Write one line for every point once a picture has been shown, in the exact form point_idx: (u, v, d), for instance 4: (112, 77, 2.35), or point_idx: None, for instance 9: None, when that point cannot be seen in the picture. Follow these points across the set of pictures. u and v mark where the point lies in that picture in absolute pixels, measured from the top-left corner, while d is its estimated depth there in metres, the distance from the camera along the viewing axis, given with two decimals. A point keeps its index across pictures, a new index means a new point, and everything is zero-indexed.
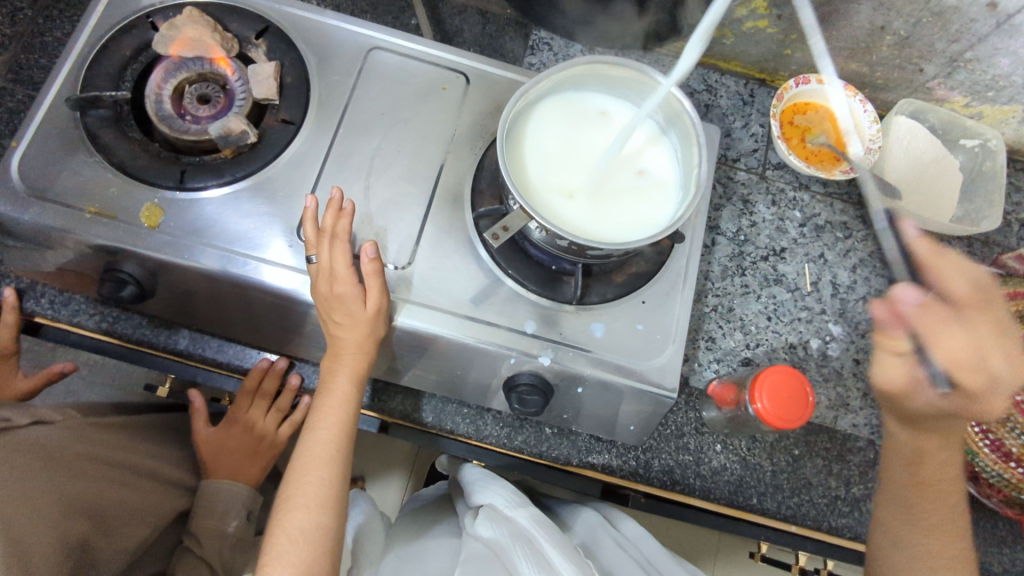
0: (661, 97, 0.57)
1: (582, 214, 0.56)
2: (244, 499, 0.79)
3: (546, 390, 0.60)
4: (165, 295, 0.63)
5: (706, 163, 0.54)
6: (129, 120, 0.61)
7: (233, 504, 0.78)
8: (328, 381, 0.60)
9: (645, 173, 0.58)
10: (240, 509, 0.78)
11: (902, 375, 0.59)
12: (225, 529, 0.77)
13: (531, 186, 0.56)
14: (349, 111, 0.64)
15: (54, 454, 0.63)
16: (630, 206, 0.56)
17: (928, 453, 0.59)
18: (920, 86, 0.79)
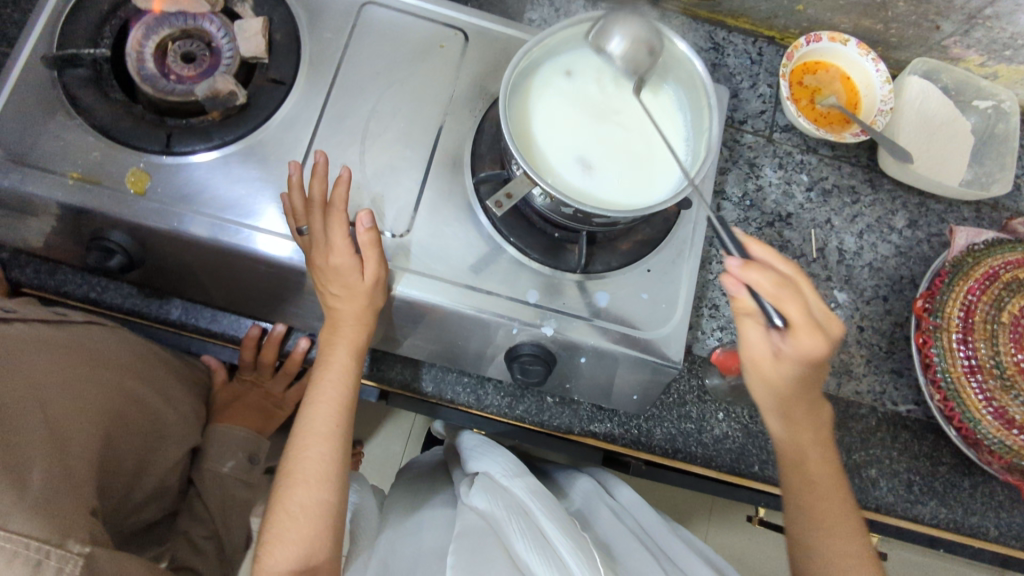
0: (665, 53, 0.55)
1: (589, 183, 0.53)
2: (243, 441, 0.78)
3: (549, 360, 0.59)
4: (154, 264, 0.61)
5: (717, 126, 0.51)
6: (109, 79, 0.58)
7: (231, 445, 0.78)
8: (327, 354, 0.58)
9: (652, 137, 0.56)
10: (236, 450, 0.78)
11: (763, 343, 0.53)
12: (220, 469, 0.77)
13: (534, 155, 0.53)
14: (342, 70, 0.61)
15: (92, 365, 0.59)
16: (637, 172, 0.54)
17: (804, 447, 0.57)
18: (935, 45, 0.76)
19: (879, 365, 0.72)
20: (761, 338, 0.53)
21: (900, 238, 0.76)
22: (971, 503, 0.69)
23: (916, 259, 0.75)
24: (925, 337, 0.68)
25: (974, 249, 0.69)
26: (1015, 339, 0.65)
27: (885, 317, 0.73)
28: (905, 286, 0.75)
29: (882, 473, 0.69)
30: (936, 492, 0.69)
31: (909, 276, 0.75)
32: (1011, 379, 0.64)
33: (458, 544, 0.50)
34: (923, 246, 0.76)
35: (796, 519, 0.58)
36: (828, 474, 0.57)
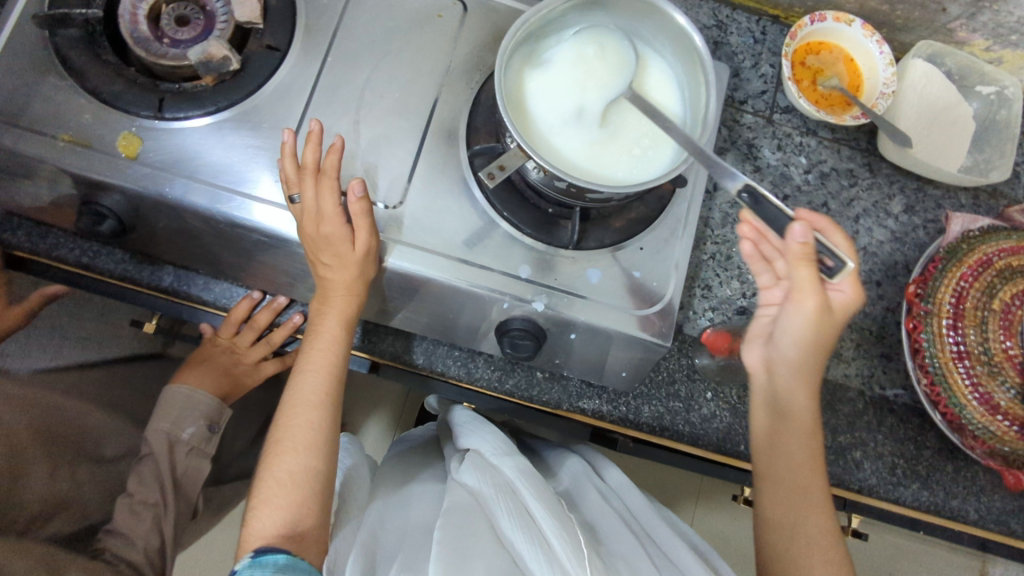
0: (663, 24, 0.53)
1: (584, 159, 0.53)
2: (200, 406, 0.85)
3: (538, 335, 0.59)
4: (146, 230, 0.61)
5: (714, 103, 0.50)
6: (102, 42, 0.58)
7: (187, 408, 0.85)
8: (317, 323, 0.58)
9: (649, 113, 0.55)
10: (194, 415, 0.85)
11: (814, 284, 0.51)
12: (178, 432, 0.85)
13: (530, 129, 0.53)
14: (338, 38, 0.60)
15: None
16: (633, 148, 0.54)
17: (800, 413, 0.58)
18: (940, 27, 0.75)
19: (869, 350, 0.73)
20: (806, 288, 0.51)
21: (896, 223, 0.76)
22: (952, 487, 0.70)
23: (911, 245, 0.75)
24: (915, 323, 0.68)
25: (970, 235, 0.69)
26: (1005, 327, 0.65)
27: (877, 302, 0.73)
28: (899, 272, 0.75)
29: (866, 456, 0.70)
30: (918, 476, 0.70)
31: (903, 261, 0.75)
32: (998, 365, 0.64)
33: (445, 520, 0.51)
34: (919, 232, 0.75)
35: (775, 495, 0.60)
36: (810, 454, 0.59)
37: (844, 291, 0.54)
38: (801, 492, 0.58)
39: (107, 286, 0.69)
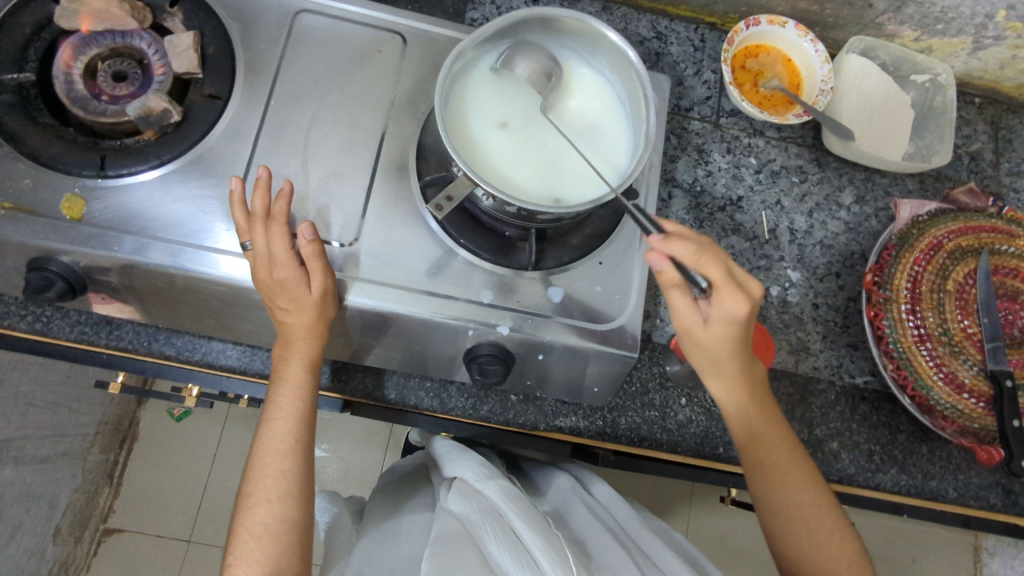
0: (600, 44, 0.54)
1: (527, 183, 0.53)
2: None
3: (507, 359, 0.59)
4: (97, 289, 0.59)
5: (653, 118, 0.51)
6: (38, 105, 0.57)
7: None
8: (280, 370, 0.58)
9: (590, 136, 0.56)
10: None
11: (691, 315, 0.52)
12: None
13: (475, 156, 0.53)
14: (279, 82, 0.60)
15: None
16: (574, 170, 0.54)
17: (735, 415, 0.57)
18: (870, 22, 0.77)
19: (835, 340, 0.74)
20: (688, 307, 0.51)
21: (849, 214, 0.78)
22: (930, 468, 0.71)
23: (865, 234, 0.77)
24: (876, 310, 0.70)
25: (919, 219, 0.72)
26: (960, 306, 0.67)
27: (838, 293, 0.75)
28: (856, 261, 0.76)
29: (844, 446, 0.71)
30: (895, 460, 0.71)
31: (859, 251, 0.77)
32: (959, 344, 0.66)
33: (434, 548, 0.50)
34: (871, 221, 0.78)
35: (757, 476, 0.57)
36: (780, 451, 0.57)
37: (728, 303, 0.50)
38: (768, 473, 0.56)
39: (66, 349, 0.67)
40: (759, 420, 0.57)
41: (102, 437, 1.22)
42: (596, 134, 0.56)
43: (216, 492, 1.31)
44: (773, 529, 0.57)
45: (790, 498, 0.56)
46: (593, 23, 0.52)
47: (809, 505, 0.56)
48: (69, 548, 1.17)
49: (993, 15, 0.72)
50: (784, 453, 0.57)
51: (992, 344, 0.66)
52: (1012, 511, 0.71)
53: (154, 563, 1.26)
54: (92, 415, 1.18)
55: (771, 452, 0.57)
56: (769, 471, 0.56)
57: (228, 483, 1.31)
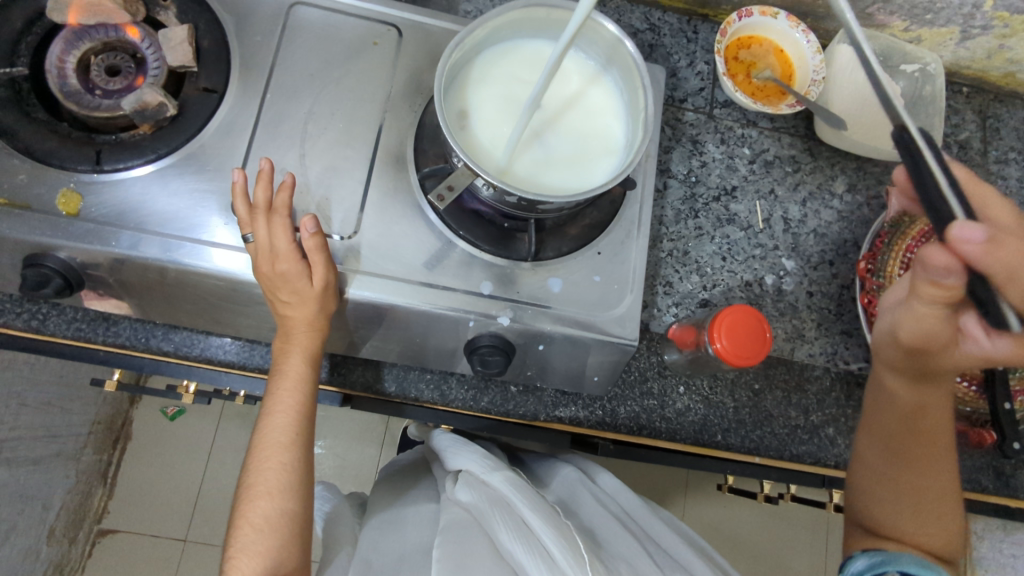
0: (604, 42, 0.55)
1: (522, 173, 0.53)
2: None
3: (508, 350, 0.59)
4: (94, 285, 0.58)
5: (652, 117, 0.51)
6: (30, 99, 0.57)
7: None
8: (280, 363, 0.57)
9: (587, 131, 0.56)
10: None
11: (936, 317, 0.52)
12: None
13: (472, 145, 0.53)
14: (276, 75, 0.60)
15: None
16: (570, 164, 0.54)
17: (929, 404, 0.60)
18: (860, 13, 0.78)
19: (830, 328, 0.75)
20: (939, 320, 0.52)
21: (842, 203, 0.79)
22: None
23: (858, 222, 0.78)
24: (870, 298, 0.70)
25: None
26: None
27: (832, 281, 0.76)
28: (849, 249, 0.77)
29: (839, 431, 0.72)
30: None
31: (853, 239, 0.78)
32: None
33: (444, 540, 0.51)
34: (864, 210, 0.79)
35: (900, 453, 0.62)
36: (938, 437, 0.61)
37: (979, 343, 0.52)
38: (906, 457, 0.62)
39: (63, 348, 0.66)
40: (895, 419, 0.62)
41: (96, 438, 1.22)
42: (596, 125, 0.56)
43: (211, 491, 1.31)
44: (867, 504, 0.63)
45: (926, 478, 0.62)
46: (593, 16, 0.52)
47: (938, 484, 0.62)
48: (63, 550, 1.16)
49: (981, 5, 0.73)
50: (941, 439, 0.61)
51: None
52: (1003, 492, 0.72)
53: (150, 562, 1.26)
54: (85, 415, 1.17)
55: (932, 429, 0.61)
56: (916, 454, 0.62)
57: (224, 481, 1.31)
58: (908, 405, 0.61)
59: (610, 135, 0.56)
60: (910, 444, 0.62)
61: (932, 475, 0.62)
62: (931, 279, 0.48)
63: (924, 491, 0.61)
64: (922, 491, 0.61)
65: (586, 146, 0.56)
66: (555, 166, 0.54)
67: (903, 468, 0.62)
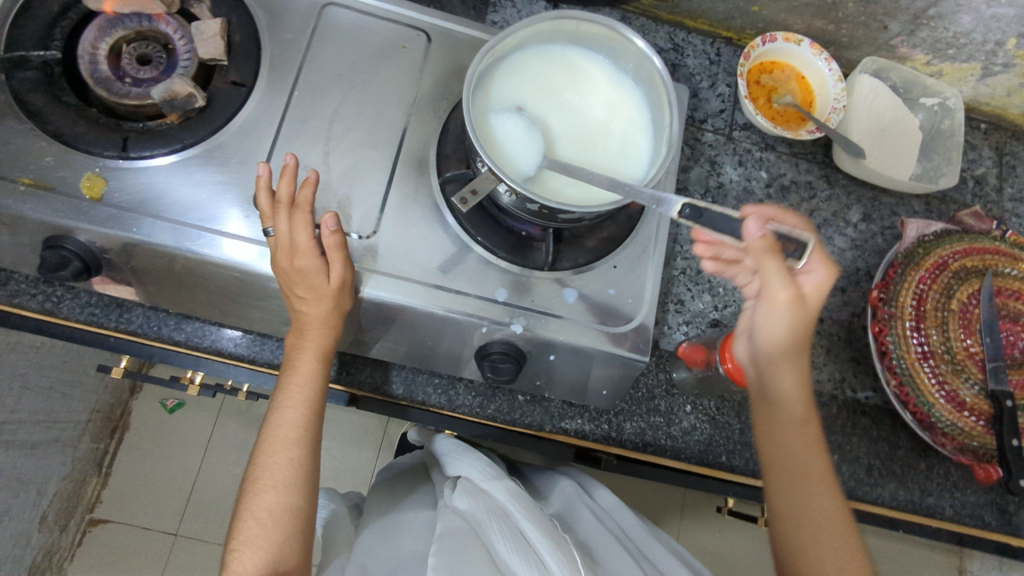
0: (645, 69, 0.55)
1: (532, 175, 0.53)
2: None
3: (518, 357, 0.59)
4: (111, 270, 0.58)
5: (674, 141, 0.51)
6: (61, 83, 0.57)
7: None
8: (292, 358, 0.57)
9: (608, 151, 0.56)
10: None
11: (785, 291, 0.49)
12: None
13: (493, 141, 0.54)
14: (304, 73, 0.61)
15: None
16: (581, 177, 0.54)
17: (786, 385, 0.55)
18: (883, 44, 0.78)
19: (839, 354, 0.75)
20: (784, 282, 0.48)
21: (856, 231, 0.79)
22: (928, 485, 0.72)
23: (871, 252, 0.79)
24: (881, 326, 0.70)
25: (925, 239, 0.73)
26: (964, 325, 0.68)
27: (843, 308, 0.76)
28: (861, 278, 0.77)
29: (844, 459, 0.71)
30: (894, 476, 0.72)
31: (865, 268, 0.78)
32: (960, 363, 0.67)
33: (440, 544, 0.50)
34: (877, 239, 0.79)
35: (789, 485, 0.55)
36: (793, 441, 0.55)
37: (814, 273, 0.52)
38: (805, 475, 0.54)
39: (73, 332, 0.67)
40: (793, 425, 0.55)
41: (93, 425, 1.21)
42: (620, 146, 0.56)
43: (206, 485, 1.30)
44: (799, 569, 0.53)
45: (802, 469, 0.55)
46: (619, 30, 0.53)
47: (827, 515, 0.54)
48: (55, 536, 1.16)
49: (1004, 43, 0.74)
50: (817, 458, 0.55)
51: (994, 363, 0.67)
52: (1006, 529, 0.72)
53: (139, 554, 1.25)
54: (85, 402, 1.17)
55: (810, 448, 0.55)
56: (801, 480, 0.54)
57: (219, 477, 1.30)
58: (784, 403, 0.55)
59: (635, 143, 0.57)
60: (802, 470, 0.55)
61: (817, 510, 0.54)
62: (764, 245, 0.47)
63: (813, 511, 0.54)
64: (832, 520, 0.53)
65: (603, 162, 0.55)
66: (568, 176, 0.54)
67: (800, 492, 0.54)
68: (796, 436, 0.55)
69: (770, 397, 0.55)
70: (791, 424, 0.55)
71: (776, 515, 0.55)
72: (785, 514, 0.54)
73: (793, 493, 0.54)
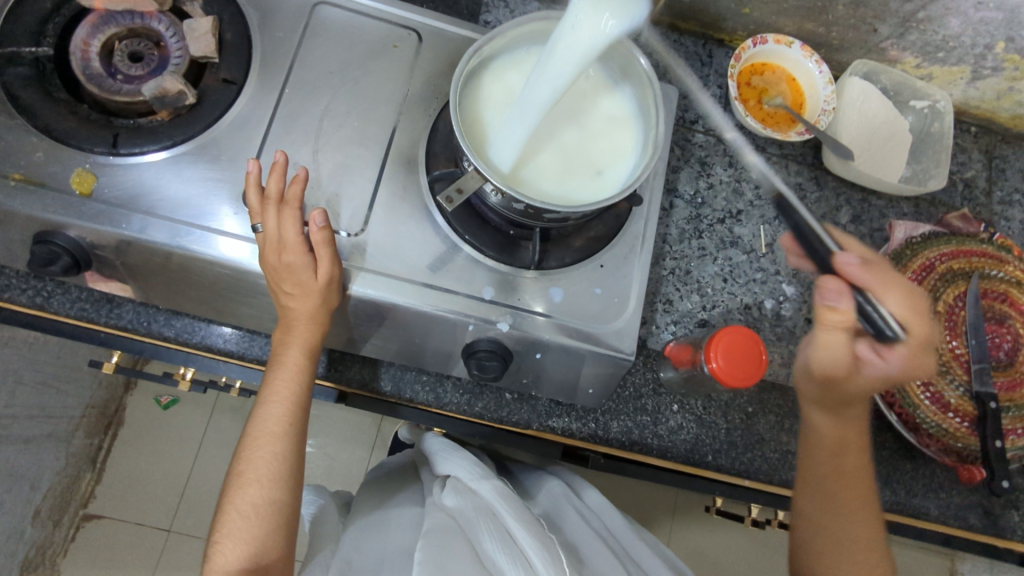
0: (636, 73, 0.55)
1: (518, 176, 0.54)
2: None
3: (505, 356, 0.59)
4: (101, 265, 0.59)
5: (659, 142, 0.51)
6: (53, 79, 0.58)
7: None
8: (279, 353, 0.58)
9: (596, 154, 0.57)
10: None
11: (841, 347, 0.58)
12: None
13: (480, 142, 0.55)
14: (294, 71, 0.61)
15: None
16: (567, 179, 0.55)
17: (847, 433, 0.63)
18: (874, 47, 0.79)
19: None
20: (841, 339, 0.58)
21: (845, 233, 0.79)
22: (913, 485, 0.72)
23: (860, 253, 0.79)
24: None
25: (912, 241, 0.73)
26: (949, 327, 0.69)
27: None
28: None
29: None
30: (880, 477, 0.72)
31: None
32: (947, 364, 0.68)
33: (426, 540, 0.50)
34: (866, 241, 0.79)
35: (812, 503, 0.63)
36: (853, 469, 0.63)
37: (888, 364, 0.58)
38: (834, 496, 0.62)
39: (64, 326, 0.67)
40: (839, 456, 0.63)
41: (87, 421, 1.21)
42: (609, 149, 0.57)
43: (200, 481, 1.30)
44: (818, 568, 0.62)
45: (843, 506, 0.62)
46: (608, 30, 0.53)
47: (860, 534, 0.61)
48: (48, 532, 1.16)
49: (993, 46, 0.74)
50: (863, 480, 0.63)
51: (979, 365, 0.67)
52: (990, 531, 0.72)
53: (132, 550, 1.25)
54: (79, 398, 1.17)
55: (851, 469, 0.62)
56: (840, 498, 0.62)
57: (213, 473, 1.31)
58: (829, 441, 0.63)
59: (625, 120, 0.58)
60: (835, 490, 0.62)
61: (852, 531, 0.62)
62: (827, 304, 0.54)
63: (844, 529, 0.62)
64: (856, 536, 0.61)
65: (591, 165, 0.56)
66: (555, 177, 0.55)
67: (829, 509, 0.62)
68: (849, 481, 0.62)
69: (821, 433, 0.63)
70: (845, 470, 0.62)
71: (798, 524, 0.65)
72: (810, 536, 0.63)
73: (816, 517, 0.63)
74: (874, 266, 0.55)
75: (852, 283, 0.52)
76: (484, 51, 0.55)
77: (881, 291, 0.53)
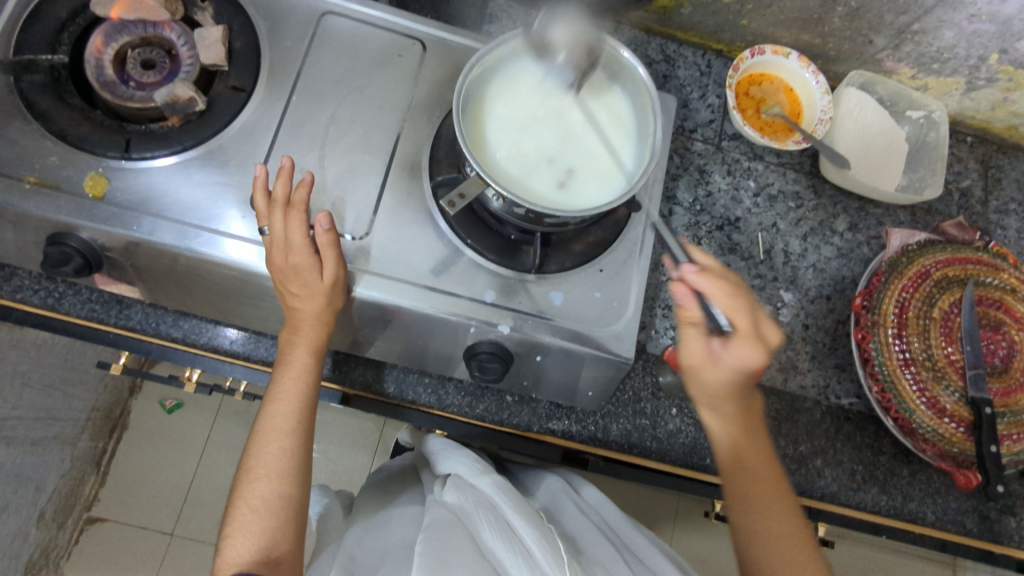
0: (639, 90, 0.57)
1: (513, 180, 0.56)
2: None
3: (506, 358, 0.61)
4: (112, 267, 0.60)
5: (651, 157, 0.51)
6: (68, 86, 0.59)
7: None
8: (286, 353, 0.59)
9: (592, 165, 0.58)
10: None
11: (699, 351, 0.55)
12: None
13: (480, 144, 0.56)
14: (302, 79, 0.63)
15: None
16: (560, 185, 0.56)
17: (750, 437, 0.57)
18: (869, 58, 0.80)
19: (823, 361, 0.76)
20: (699, 348, 0.55)
21: (842, 240, 0.80)
22: (910, 490, 0.73)
23: (857, 260, 0.80)
24: (864, 333, 0.72)
25: (909, 249, 0.74)
26: (945, 333, 0.70)
27: (827, 316, 0.77)
28: (847, 286, 0.79)
29: (827, 464, 0.72)
30: (877, 481, 0.73)
31: (851, 276, 0.79)
32: (942, 370, 0.69)
33: (426, 534, 0.51)
34: (863, 248, 0.80)
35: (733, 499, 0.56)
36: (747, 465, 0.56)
37: (733, 359, 0.53)
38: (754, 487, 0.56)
39: (74, 328, 0.68)
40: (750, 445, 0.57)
41: (93, 425, 1.22)
42: (606, 161, 0.58)
43: (203, 485, 1.31)
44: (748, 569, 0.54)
45: (767, 529, 0.54)
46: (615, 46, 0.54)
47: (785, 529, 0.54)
48: (52, 534, 1.16)
49: (986, 58, 0.75)
50: (761, 471, 0.56)
51: (974, 371, 0.68)
52: (988, 537, 0.73)
53: (135, 553, 1.26)
54: (85, 401, 1.18)
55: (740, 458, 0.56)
56: (749, 492, 0.56)
57: (215, 477, 1.31)
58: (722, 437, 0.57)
59: (619, 122, 0.59)
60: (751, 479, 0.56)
61: (779, 522, 0.55)
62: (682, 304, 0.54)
63: (767, 524, 0.55)
64: (780, 528, 0.54)
65: (586, 175, 0.57)
66: (548, 183, 0.56)
67: (745, 504, 0.55)
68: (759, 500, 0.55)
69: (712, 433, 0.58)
70: (750, 490, 0.56)
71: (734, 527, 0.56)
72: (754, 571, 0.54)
73: (746, 546, 0.55)
74: (727, 274, 0.54)
75: (695, 288, 0.53)
76: (493, 58, 0.57)
77: (719, 294, 0.52)
